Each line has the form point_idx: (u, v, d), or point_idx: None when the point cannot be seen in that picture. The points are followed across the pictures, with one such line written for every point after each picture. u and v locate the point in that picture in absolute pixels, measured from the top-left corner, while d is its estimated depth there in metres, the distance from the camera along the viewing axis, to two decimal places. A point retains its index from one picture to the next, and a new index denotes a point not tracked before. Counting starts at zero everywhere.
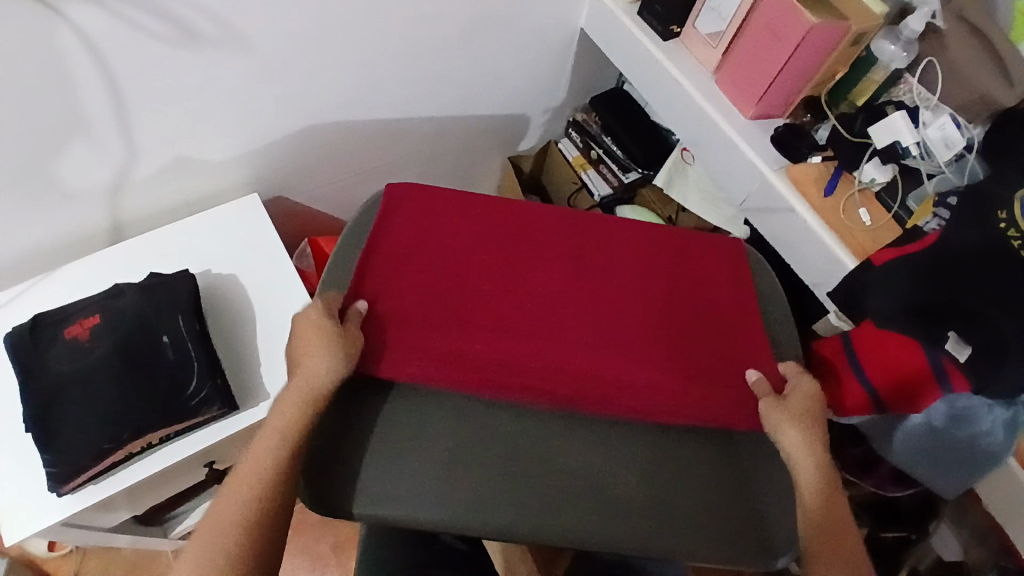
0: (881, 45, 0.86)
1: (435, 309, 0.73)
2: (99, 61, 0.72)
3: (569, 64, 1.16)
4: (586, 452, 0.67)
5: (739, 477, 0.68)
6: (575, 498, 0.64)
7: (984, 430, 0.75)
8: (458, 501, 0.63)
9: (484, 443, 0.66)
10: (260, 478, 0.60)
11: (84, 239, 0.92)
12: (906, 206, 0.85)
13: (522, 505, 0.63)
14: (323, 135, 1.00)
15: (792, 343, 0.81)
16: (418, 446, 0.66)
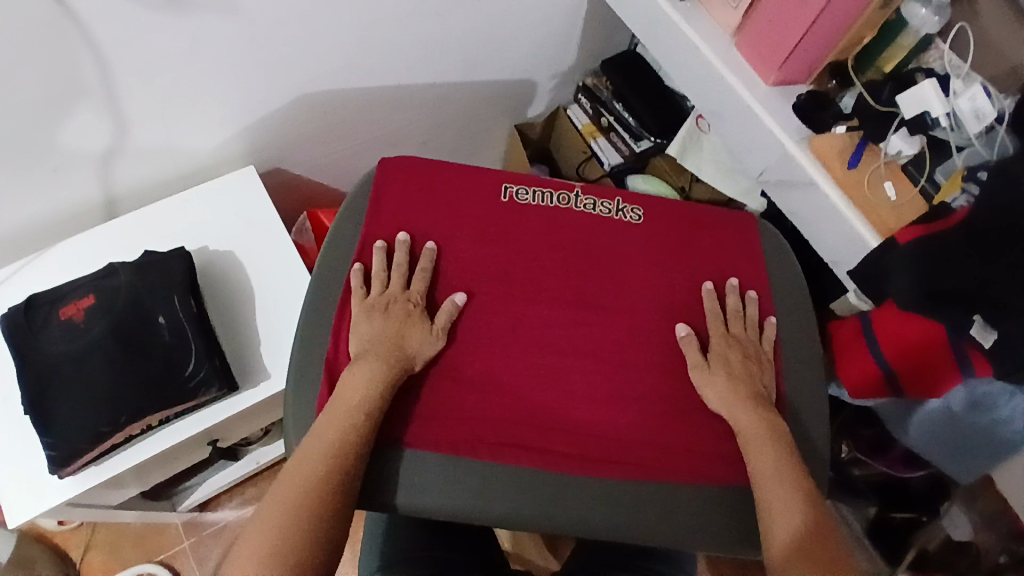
0: (911, 9, 0.80)
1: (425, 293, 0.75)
2: (81, 30, 0.68)
3: (580, 25, 1.10)
4: (580, 441, 0.69)
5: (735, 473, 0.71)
6: (572, 492, 0.67)
7: (1003, 418, 0.72)
8: (458, 488, 0.66)
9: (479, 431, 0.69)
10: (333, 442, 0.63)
11: (78, 214, 0.90)
12: (933, 180, 0.81)
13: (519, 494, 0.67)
14: (319, 104, 0.96)
15: (803, 326, 0.79)
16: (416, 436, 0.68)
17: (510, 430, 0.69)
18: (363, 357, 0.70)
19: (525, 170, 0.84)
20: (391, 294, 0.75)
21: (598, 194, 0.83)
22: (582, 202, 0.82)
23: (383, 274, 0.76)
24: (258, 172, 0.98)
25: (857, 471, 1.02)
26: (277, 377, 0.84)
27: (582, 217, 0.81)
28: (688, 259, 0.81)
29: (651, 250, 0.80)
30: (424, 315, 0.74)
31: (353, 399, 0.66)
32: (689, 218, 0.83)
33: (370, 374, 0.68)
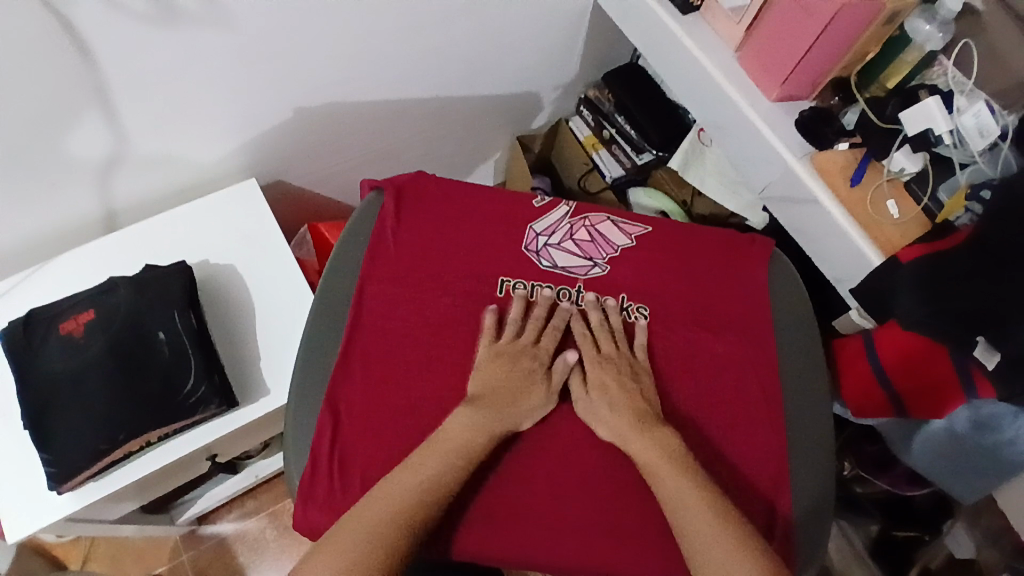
0: (915, 24, 0.79)
1: (426, 315, 0.75)
2: (82, 45, 0.68)
3: (582, 37, 1.10)
4: (573, 473, 0.69)
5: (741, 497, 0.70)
6: (558, 528, 0.67)
7: (1008, 439, 0.72)
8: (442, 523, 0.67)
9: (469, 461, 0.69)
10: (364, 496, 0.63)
11: (78, 227, 0.89)
12: (936, 198, 0.80)
13: (503, 528, 0.67)
14: (321, 116, 0.96)
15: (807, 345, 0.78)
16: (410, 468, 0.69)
17: (498, 460, 0.69)
18: (477, 402, 0.69)
19: (530, 261, 0.79)
20: (522, 345, 0.74)
21: (601, 291, 0.79)
22: (584, 298, 0.78)
23: (518, 322, 0.75)
24: (258, 185, 0.98)
25: (860, 489, 1.02)
26: (276, 392, 0.84)
27: (581, 315, 0.78)
28: (691, 280, 0.80)
29: (654, 272, 0.80)
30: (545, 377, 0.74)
31: (456, 444, 0.66)
32: (691, 244, 0.82)
33: (471, 435, 0.67)
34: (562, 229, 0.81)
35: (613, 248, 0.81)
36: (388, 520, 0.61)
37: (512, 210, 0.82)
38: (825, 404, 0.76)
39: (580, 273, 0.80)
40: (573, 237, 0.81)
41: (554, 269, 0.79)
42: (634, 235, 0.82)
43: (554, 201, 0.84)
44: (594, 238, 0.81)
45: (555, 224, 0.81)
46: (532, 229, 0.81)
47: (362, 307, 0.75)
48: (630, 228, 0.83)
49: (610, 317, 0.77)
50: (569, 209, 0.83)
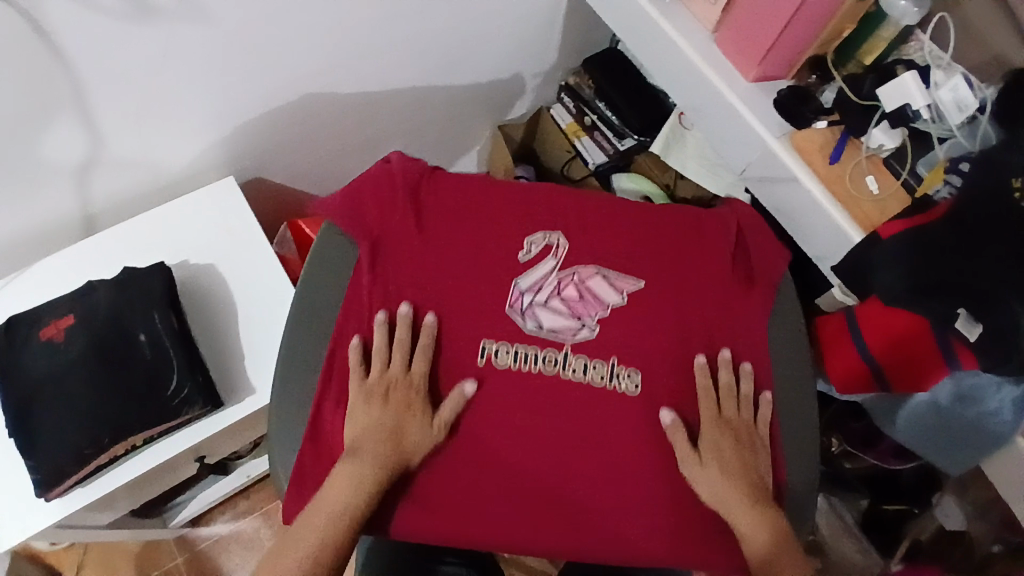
0: (889, 0, 0.78)
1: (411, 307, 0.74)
2: (50, 45, 0.67)
3: (560, 23, 1.09)
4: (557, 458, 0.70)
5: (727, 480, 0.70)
6: (541, 512, 0.69)
7: (991, 410, 0.73)
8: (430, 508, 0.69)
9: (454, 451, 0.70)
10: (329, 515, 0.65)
11: (55, 230, 0.88)
12: (914, 173, 0.80)
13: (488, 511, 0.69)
14: (299, 111, 0.95)
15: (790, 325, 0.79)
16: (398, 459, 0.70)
17: (481, 448, 0.70)
18: (356, 453, 0.67)
19: (513, 322, 0.74)
20: (393, 377, 0.71)
21: (591, 354, 0.73)
22: (572, 364, 0.73)
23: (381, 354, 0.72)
24: (238, 182, 0.97)
25: (849, 465, 1.02)
26: (262, 390, 0.84)
27: (568, 383, 0.72)
28: (677, 260, 0.78)
29: (640, 253, 0.78)
30: (425, 405, 0.70)
31: (342, 497, 0.65)
32: (686, 236, 0.80)
33: (356, 481, 0.66)
34: (549, 285, 0.76)
35: (603, 308, 0.75)
36: (316, 545, 0.64)
37: (494, 195, 0.80)
38: (809, 384, 0.76)
39: (567, 335, 0.74)
40: (560, 294, 0.75)
41: (539, 330, 0.74)
42: (620, 216, 0.80)
43: (542, 252, 0.77)
44: (583, 295, 0.75)
45: (538, 207, 0.80)
46: (516, 285, 0.75)
47: (349, 301, 0.75)
48: (625, 283, 0.76)
49: (599, 387, 0.72)
50: (558, 261, 0.77)
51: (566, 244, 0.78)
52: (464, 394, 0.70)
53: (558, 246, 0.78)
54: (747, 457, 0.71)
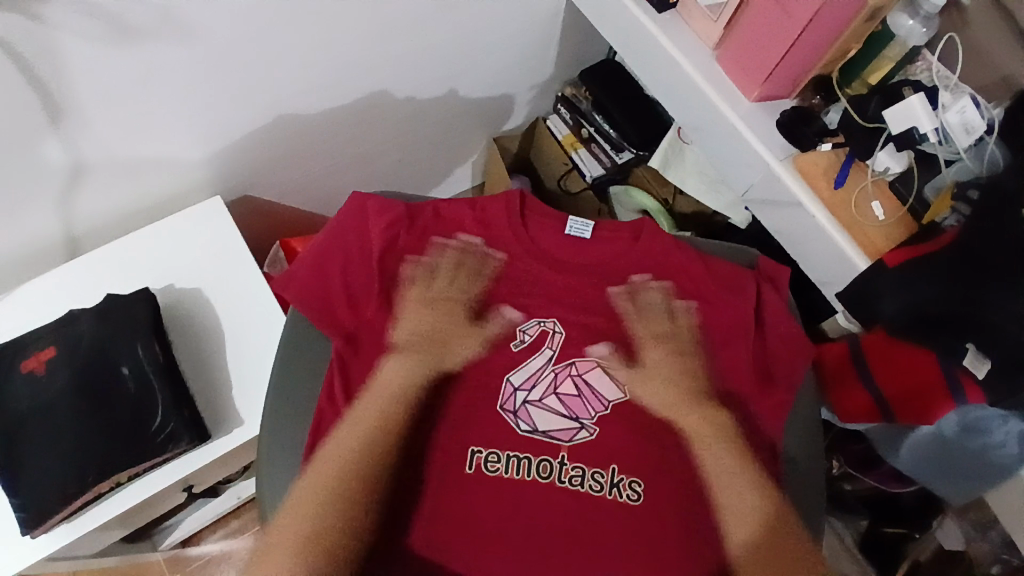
0: (898, 19, 0.77)
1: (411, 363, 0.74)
2: (27, 74, 0.64)
3: (557, 35, 1.06)
4: (550, 507, 0.70)
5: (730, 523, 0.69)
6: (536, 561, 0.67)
7: (996, 442, 0.71)
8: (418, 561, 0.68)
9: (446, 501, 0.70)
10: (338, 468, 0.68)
11: (36, 255, 0.85)
12: (922, 198, 0.79)
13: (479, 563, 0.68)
14: (289, 127, 0.92)
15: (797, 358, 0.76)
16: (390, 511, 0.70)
17: (469, 495, 0.70)
18: (404, 351, 0.75)
19: (506, 423, 0.72)
20: (455, 292, 0.77)
21: (588, 461, 0.71)
22: (568, 472, 0.71)
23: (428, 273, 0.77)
24: (225, 202, 0.93)
25: (849, 486, 1.01)
26: (252, 421, 0.81)
27: (563, 493, 0.70)
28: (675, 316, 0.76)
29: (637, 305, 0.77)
30: (475, 323, 0.77)
31: (392, 389, 0.73)
32: (691, 271, 0.77)
33: (368, 428, 0.71)
34: (545, 380, 0.74)
35: (602, 404, 0.74)
36: (305, 527, 0.65)
37: (494, 236, 0.78)
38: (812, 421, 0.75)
39: (564, 439, 0.72)
40: (557, 391, 0.74)
41: (533, 433, 0.72)
42: (617, 262, 0.78)
43: (536, 343, 0.76)
44: (581, 392, 0.74)
45: (539, 254, 0.78)
46: (509, 382, 0.74)
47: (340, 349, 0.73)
48: (626, 376, 0.75)
49: (594, 497, 0.70)
50: (552, 354, 0.75)
51: (563, 331, 0.76)
52: (507, 316, 0.77)
53: (553, 333, 0.76)
54: (689, 368, 0.76)
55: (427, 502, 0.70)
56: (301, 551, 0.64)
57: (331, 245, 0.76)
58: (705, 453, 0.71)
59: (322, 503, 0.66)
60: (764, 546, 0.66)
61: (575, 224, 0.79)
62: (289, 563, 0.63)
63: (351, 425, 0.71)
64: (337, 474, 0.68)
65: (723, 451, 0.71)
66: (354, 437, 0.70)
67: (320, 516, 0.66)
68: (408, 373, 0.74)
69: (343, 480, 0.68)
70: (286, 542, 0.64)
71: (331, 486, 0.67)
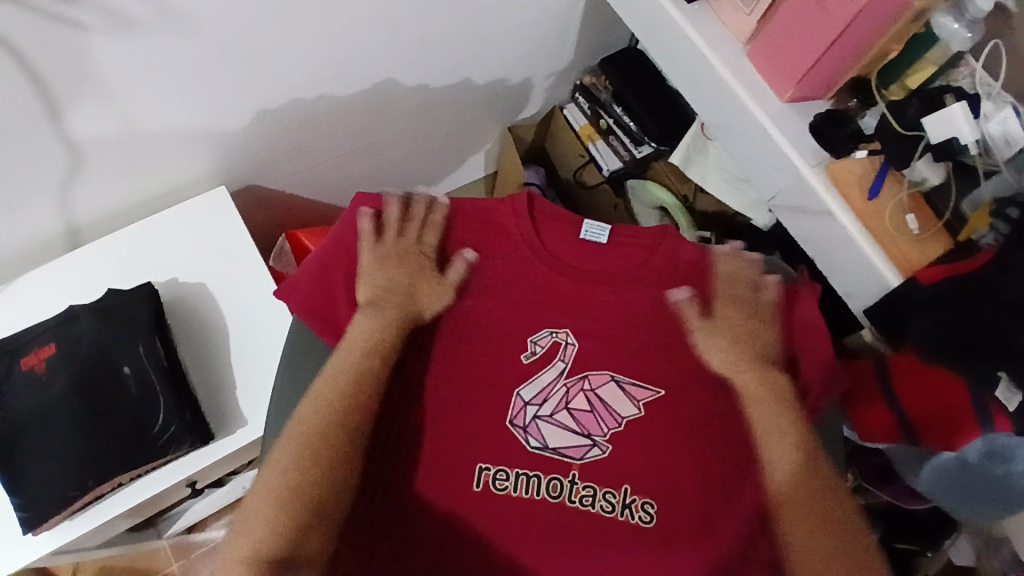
0: (941, 22, 0.72)
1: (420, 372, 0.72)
2: (22, 65, 0.60)
3: (577, 21, 1.01)
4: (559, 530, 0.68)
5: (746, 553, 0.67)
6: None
7: (1020, 470, 0.69)
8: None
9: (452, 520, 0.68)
10: (318, 423, 0.66)
11: (36, 246, 0.82)
12: (958, 212, 0.74)
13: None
14: (295, 117, 0.88)
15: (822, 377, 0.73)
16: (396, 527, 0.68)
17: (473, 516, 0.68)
18: (376, 305, 0.72)
19: (515, 440, 0.70)
20: (408, 243, 0.74)
21: (600, 481, 0.69)
22: (580, 492, 0.68)
23: (397, 223, 0.75)
24: (230, 192, 0.90)
25: (863, 499, 0.99)
26: (257, 422, 0.79)
27: (574, 515, 0.68)
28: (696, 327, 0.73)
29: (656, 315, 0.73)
30: (434, 268, 0.74)
31: (359, 346, 0.70)
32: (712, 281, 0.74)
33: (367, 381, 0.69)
34: (557, 395, 0.71)
35: (616, 421, 0.70)
36: (277, 485, 0.63)
37: (507, 239, 0.75)
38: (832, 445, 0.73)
39: (575, 457, 0.69)
40: (569, 406, 0.71)
41: (543, 450, 0.70)
42: (637, 269, 0.74)
43: (548, 354, 0.72)
44: (595, 408, 0.71)
45: (553, 258, 0.74)
46: (519, 397, 0.71)
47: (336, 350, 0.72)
48: (642, 390, 0.72)
49: (607, 519, 0.68)
50: (565, 367, 0.72)
51: (576, 342, 0.73)
52: (467, 261, 0.73)
53: (566, 344, 0.73)
54: (760, 332, 0.73)
55: (433, 523, 0.68)
56: (272, 511, 0.61)
57: (331, 253, 0.74)
58: (761, 410, 0.69)
59: (296, 461, 0.64)
60: (815, 518, 0.64)
61: (590, 227, 0.75)
62: (265, 519, 0.61)
63: (326, 385, 0.68)
64: (321, 429, 0.65)
65: (789, 410, 0.69)
66: (341, 383, 0.68)
67: (298, 476, 0.63)
68: (377, 322, 0.71)
69: (333, 431, 0.66)
70: (263, 505, 0.62)
71: (318, 443, 0.65)
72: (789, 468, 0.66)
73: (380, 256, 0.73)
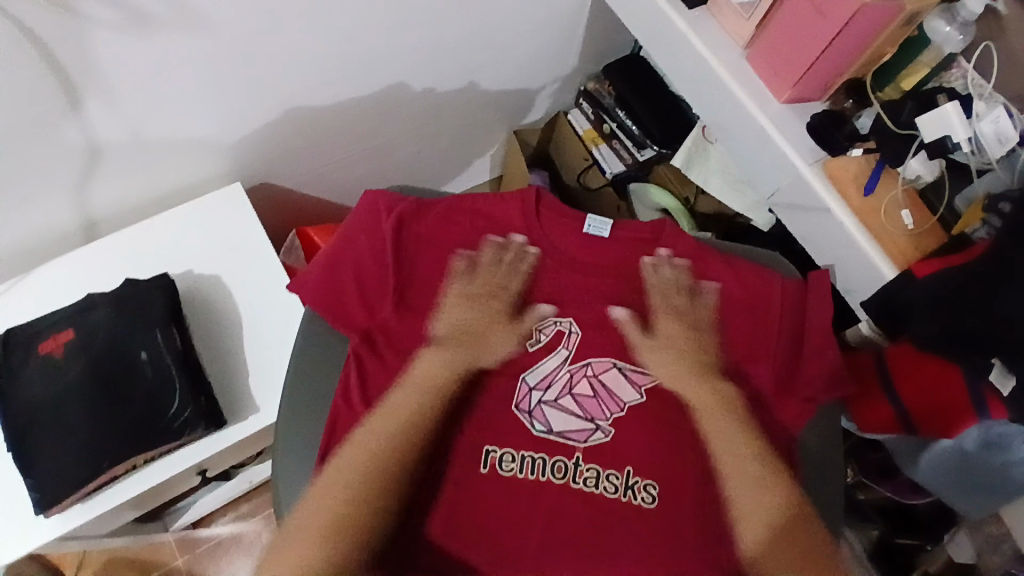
0: (934, 25, 0.75)
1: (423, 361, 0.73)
2: (46, 57, 0.63)
3: (582, 28, 1.04)
4: (562, 508, 0.68)
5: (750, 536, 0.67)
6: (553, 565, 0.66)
7: (1017, 459, 0.71)
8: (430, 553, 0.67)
9: (460, 500, 0.68)
10: (375, 451, 0.67)
11: (55, 237, 0.85)
12: (952, 208, 0.77)
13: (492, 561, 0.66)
14: (307, 116, 0.91)
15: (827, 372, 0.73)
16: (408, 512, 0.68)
17: (482, 498, 0.68)
18: (443, 343, 0.74)
19: (521, 425, 0.71)
20: (496, 285, 0.76)
21: (603, 462, 0.70)
22: (583, 473, 0.69)
23: (465, 273, 0.76)
24: (243, 189, 0.93)
25: (862, 495, 1.01)
26: (267, 410, 0.81)
27: (577, 496, 0.68)
28: (698, 322, 0.75)
29: (658, 307, 0.76)
30: (511, 316, 0.76)
31: (434, 381, 0.72)
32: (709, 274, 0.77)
33: (389, 425, 0.69)
34: (561, 380, 0.73)
35: (619, 406, 0.72)
36: (320, 522, 0.62)
37: (517, 232, 0.77)
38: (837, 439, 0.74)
39: (579, 439, 0.71)
40: (573, 391, 0.73)
41: (548, 433, 0.71)
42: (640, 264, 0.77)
43: (551, 342, 0.75)
44: (597, 393, 0.72)
45: (561, 253, 0.77)
46: (524, 382, 0.73)
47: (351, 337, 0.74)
48: (644, 376, 0.74)
49: (610, 499, 0.68)
50: (568, 354, 0.74)
51: (579, 330, 0.75)
52: (543, 311, 0.76)
53: (569, 333, 0.75)
54: (700, 345, 0.75)
55: (439, 506, 0.68)
56: (322, 552, 0.61)
57: (338, 262, 0.75)
58: (715, 423, 0.70)
59: (348, 497, 0.64)
60: (795, 552, 0.62)
61: (593, 222, 0.77)
62: (314, 558, 0.60)
63: (374, 418, 0.70)
64: (365, 468, 0.66)
65: (733, 421, 0.70)
66: (379, 436, 0.68)
67: (342, 513, 0.63)
68: (450, 365, 0.73)
69: (387, 460, 0.67)
70: (302, 551, 0.61)
71: (362, 478, 0.65)
72: (758, 494, 0.66)
73: (392, 262, 0.75)
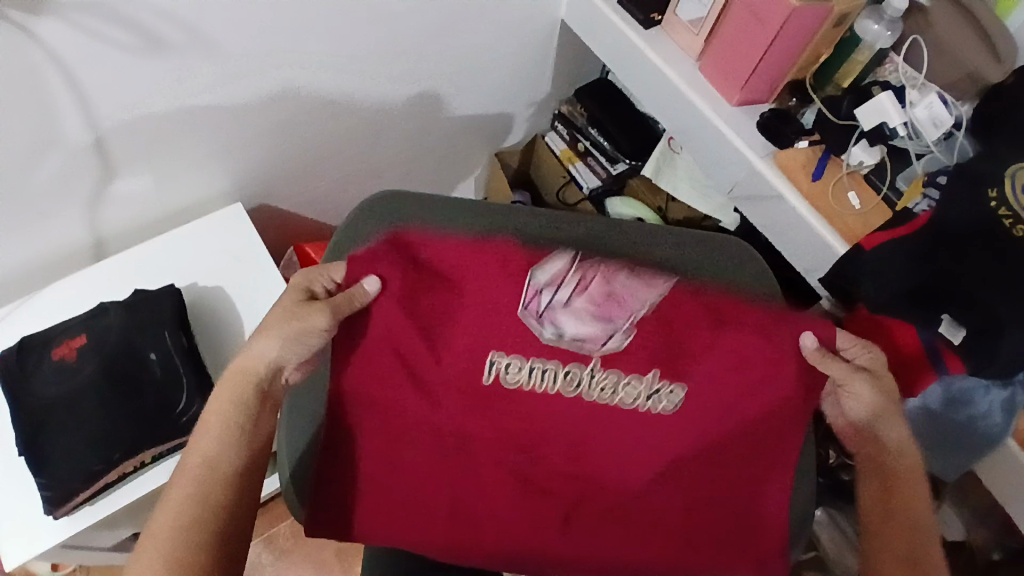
0: (864, 25, 0.85)
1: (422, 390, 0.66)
2: (69, 78, 0.71)
3: (551, 56, 1.15)
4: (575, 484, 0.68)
5: (747, 504, 0.68)
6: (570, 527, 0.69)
7: (981, 413, 0.75)
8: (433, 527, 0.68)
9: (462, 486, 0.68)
10: (201, 474, 0.59)
11: (66, 254, 0.91)
12: (895, 188, 0.84)
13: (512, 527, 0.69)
14: (300, 138, 0.98)
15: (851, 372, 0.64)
16: (411, 495, 0.68)
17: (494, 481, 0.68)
18: (236, 408, 0.62)
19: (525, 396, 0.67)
20: (302, 319, 0.62)
21: (613, 460, 0.68)
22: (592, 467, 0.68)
23: (291, 309, 0.63)
24: (243, 208, 1.00)
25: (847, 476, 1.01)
26: None
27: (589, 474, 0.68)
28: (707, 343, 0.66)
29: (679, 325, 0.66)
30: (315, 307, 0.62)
31: (220, 432, 0.61)
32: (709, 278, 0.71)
33: (220, 451, 0.60)
34: (570, 280, 0.68)
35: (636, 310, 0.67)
36: (176, 525, 0.56)
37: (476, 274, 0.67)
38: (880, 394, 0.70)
39: (594, 345, 0.66)
40: (585, 294, 0.68)
41: (559, 339, 0.66)
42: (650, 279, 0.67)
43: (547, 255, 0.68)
44: (613, 295, 0.67)
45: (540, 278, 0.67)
46: (531, 283, 0.66)
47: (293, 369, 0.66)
48: (659, 283, 0.68)
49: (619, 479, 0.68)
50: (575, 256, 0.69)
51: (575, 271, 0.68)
52: (370, 289, 0.63)
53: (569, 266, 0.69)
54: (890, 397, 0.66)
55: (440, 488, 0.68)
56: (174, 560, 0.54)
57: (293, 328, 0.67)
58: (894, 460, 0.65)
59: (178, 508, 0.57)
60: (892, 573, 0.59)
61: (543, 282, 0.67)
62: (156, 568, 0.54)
63: (202, 431, 0.61)
64: (195, 478, 0.58)
65: (886, 441, 0.65)
66: (210, 460, 0.59)
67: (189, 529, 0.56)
68: (232, 431, 0.61)
69: (202, 493, 0.58)
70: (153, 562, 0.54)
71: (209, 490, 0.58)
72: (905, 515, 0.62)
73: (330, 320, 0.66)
